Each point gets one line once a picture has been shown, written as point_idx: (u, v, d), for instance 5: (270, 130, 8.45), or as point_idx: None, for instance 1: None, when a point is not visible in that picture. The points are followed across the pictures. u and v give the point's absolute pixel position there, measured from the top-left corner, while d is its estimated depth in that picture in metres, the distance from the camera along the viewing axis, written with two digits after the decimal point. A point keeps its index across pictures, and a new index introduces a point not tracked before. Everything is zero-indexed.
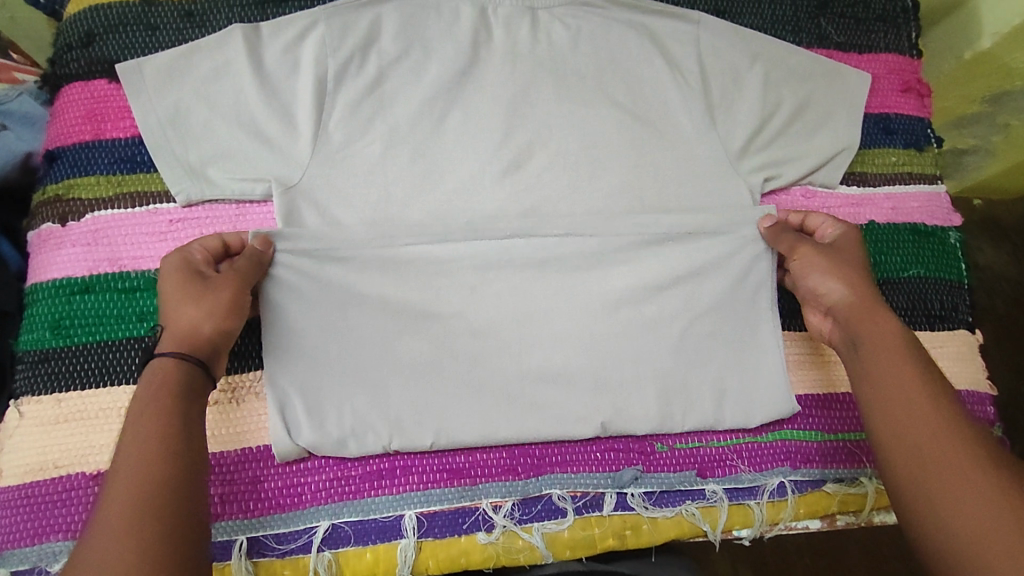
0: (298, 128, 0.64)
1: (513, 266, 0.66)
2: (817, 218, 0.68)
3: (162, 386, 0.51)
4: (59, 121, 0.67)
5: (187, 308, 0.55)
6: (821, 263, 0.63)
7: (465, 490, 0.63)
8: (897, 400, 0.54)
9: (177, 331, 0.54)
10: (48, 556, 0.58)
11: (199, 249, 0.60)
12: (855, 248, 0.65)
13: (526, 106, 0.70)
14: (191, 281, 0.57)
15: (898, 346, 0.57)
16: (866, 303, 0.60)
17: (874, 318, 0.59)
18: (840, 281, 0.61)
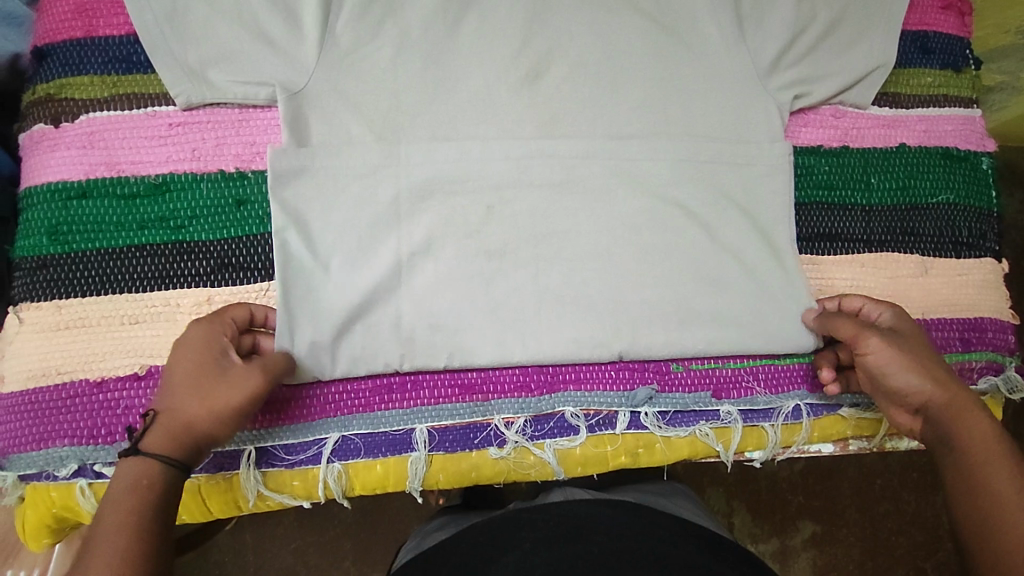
0: (303, 30, 0.60)
1: (529, 189, 0.64)
2: (855, 301, 0.63)
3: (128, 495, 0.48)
4: (47, 16, 0.62)
5: (192, 404, 0.51)
6: (899, 357, 0.56)
7: (477, 406, 0.62)
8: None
9: (175, 422, 0.51)
10: (54, 462, 0.57)
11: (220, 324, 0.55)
12: (928, 341, 0.60)
13: (546, 13, 0.66)
14: (211, 367, 0.52)
15: (1001, 451, 0.53)
16: (955, 394, 0.56)
17: (967, 414, 0.55)
18: (926, 378, 0.56)
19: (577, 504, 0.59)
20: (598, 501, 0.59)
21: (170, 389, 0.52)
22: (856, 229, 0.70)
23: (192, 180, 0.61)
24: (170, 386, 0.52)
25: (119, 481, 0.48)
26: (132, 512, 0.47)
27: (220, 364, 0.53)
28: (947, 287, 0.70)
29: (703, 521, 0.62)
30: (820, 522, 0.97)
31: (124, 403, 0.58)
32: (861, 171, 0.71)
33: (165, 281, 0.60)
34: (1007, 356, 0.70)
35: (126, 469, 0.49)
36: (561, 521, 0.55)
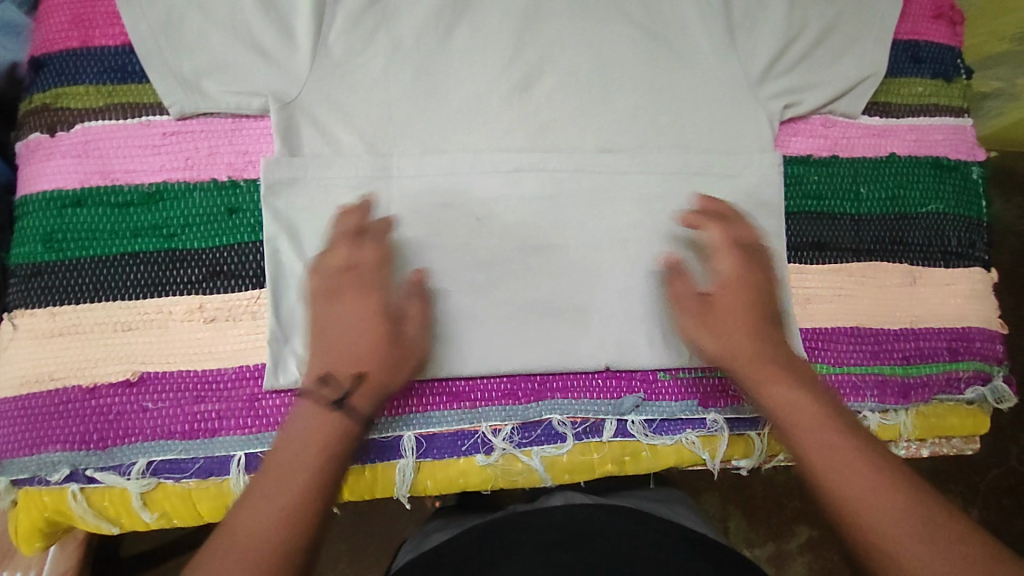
0: (296, 41, 0.61)
1: (520, 198, 0.64)
2: (714, 234, 0.62)
3: (328, 439, 0.53)
4: (45, 26, 0.63)
5: (384, 369, 0.56)
6: (703, 330, 0.59)
7: (464, 413, 0.63)
8: (847, 479, 0.50)
9: (378, 385, 0.56)
10: (47, 466, 0.58)
11: (381, 270, 0.58)
12: (756, 286, 0.60)
13: (538, 22, 0.66)
14: (393, 332, 0.57)
15: (812, 412, 0.54)
16: (758, 359, 0.57)
17: (768, 379, 0.57)
18: (722, 349, 0.58)
19: (576, 509, 0.60)
20: (597, 508, 0.60)
21: (361, 345, 0.56)
22: (845, 237, 0.70)
23: (184, 188, 0.62)
24: (362, 343, 0.56)
25: (316, 422, 0.53)
26: (324, 453, 0.52)
27: (394, 332, 0.57)
28: (936, 297, 0.70)
29: (700, 527, 0.62)
30: (816, 527, 0.98)
31: (116, 408, 0.59)
32: (851, 181, 0.71)
33: (158, 289, 0.61)
34: (996, 366, 0.70)
35: (324, 415, 0.53)
36: (561, 527, 0.56)
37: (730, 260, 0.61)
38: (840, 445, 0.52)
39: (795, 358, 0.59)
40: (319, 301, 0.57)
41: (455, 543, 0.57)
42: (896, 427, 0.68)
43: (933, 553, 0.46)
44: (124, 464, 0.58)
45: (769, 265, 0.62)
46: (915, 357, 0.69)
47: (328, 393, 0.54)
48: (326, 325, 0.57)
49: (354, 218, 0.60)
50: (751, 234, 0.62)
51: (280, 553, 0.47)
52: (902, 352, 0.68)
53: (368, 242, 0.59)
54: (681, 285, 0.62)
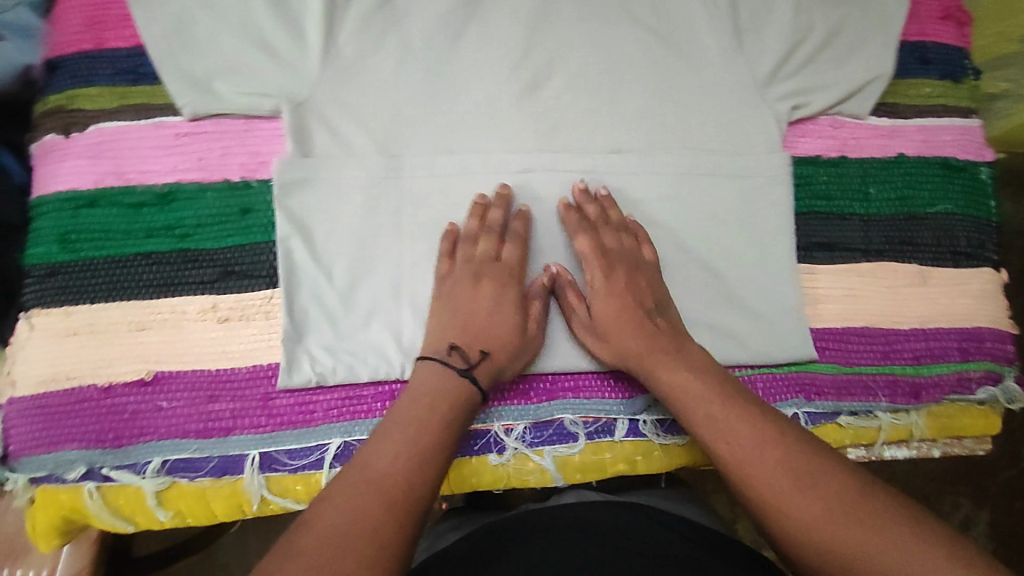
0: (307, 42, 0.62)
1: (531, 199, 0.65)
2: (582, 240, 0.62)
3: (453, 405, 0.54)
4: (59, 29, 0.64)
5: (512, 354, 0.59)
6: (594, 333, 0.61)
7: (479, 411, 0.62)
8: (734, 444, 0.52)
9: (499, 367, 0.58)
10: (62, 466, 0.58)
11: (516, 269, 0.62)
12: (628, 287, 0.61)
13: (548, 24, 0.67)
14: (520, 322, 0.60)
15: (706, 389, 0.55)
16: (647, 349, 0.59)
17: (659, 367, 0.58)
18: (607, 349, 0.60)
19: (589, 507, 0.60)
20: (611, 504, 0.60)
21: (493, 327, 0.59)
22: (854, 238, 0.70)
23: (198, 189, 0.63)
24: (495, 324, 0.59)
25: (441, 384, 0.55)
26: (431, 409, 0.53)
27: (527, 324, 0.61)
28: (945, 297, 0.70)
29: (707, 522, 0.63)
30: None
31: (130, 408, 0.59)
32: (860, 181, 0.71)
33: (172, 289, 0.61)
34: (1006, 366, 0.70)
35: (449, 380, 0.55)
36: (577, 526, 0.56)
37: (597, 269, 0.62)
38: (724, 413, 0.54)
39: (682, 339, 0.60)
40: (462, 281, 0.61)
41: (470, 541, 0.57)
42: (908, 426, 0.68)
43: (811, 500, 0.47)
44: (139, 464, 0.59)
45: (653, 260, 0.63)
46: (926, 357, 0.69)
47: (455, 361, 0.57)
48: (458, 302, 0.60)
49: (500, 212, 0.62)
50: (611, 233, 0.63)
51: (399, 497, 0.47)
52: (912, 353, 0.69)
53: (513, 240, 0.62)
54: (576, 297, 0.62)
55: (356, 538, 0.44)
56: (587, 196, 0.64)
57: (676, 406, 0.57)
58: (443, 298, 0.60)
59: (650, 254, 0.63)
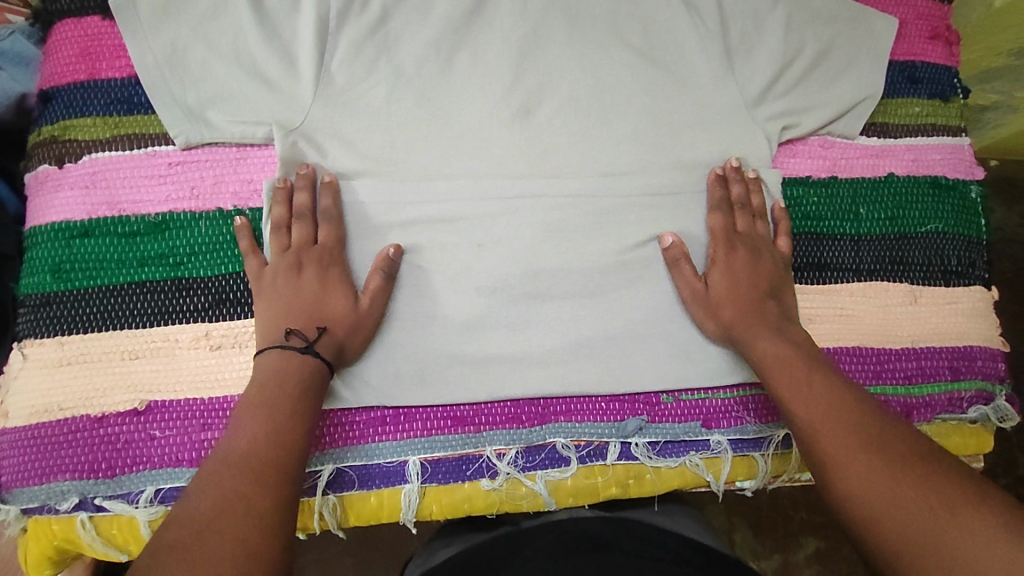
0: (299, 71, 0.62)
1: (521, 222, 0.65)
2: (716, 216, 0.66)
3: (303, 384, 0.55)
4: (53, 60, 0.65)
5: (339, 329, 0.59)
6: (704, 300, 0.64)
7: (469, 437, 0.63)
8: (817, 415, 0.55)
9: (340, 340, 0.59)
10: (56, 496, 0.58)
11: (336, 249, 0.61)
12: (747, 265, 0.65)
13: (537, 48, 0.67)
14: (352, 299, 0.60)
15: (796, 359, 0.59)
16: (749, 321, 0.62)
17: (756, 335, 0.62)
18: (719, 317, 0.63)
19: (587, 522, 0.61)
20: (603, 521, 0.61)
21: (326, 308, 0.59)
22: (845, 258, 0.70)
23: (190, 217, 0.63)
24: (326, 303, 0.59)
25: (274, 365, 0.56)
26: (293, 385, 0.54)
27: (348, 297, 0.60)
28: (937, 316, 0.71)
29: (706, 538, 0.63)
30: (823, 537, 0.97)
31: (124, 437, 0.59)
32: (850, 202, 0.71)
33: (164, 317, 0.61)
34: (997, 385, 0.71)
35: (287, 364, 0.55)
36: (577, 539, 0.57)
37: (720, 245, 0.65)
38: (811, 387, 0.57)
39: (786, 319, 0.63)
40: (283, 273, 0.60)
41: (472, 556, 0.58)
42: None
43: (871, 464, 0.50)
44: (132, 493, 0.59)
45: (784, 252, 0.67)
46: (917, 377, 0.69)
47: (295, 343, 0.57)
48: (287, 294, 0.59)
49: (305, 195, 0.61)
50: (744, 217, 0.66)
51: (269, 477, 0.49)
52: (904, 372, 0.69)
53: (326, 220, 0.61)
54: (691, 269, 0.64)
55: (230, 519, 0.45)
56: (737, 174, 0.67)
57: (766, 374, 0.60)
58: (268, 294, 0.60)
59: (780, 245, 0.67)
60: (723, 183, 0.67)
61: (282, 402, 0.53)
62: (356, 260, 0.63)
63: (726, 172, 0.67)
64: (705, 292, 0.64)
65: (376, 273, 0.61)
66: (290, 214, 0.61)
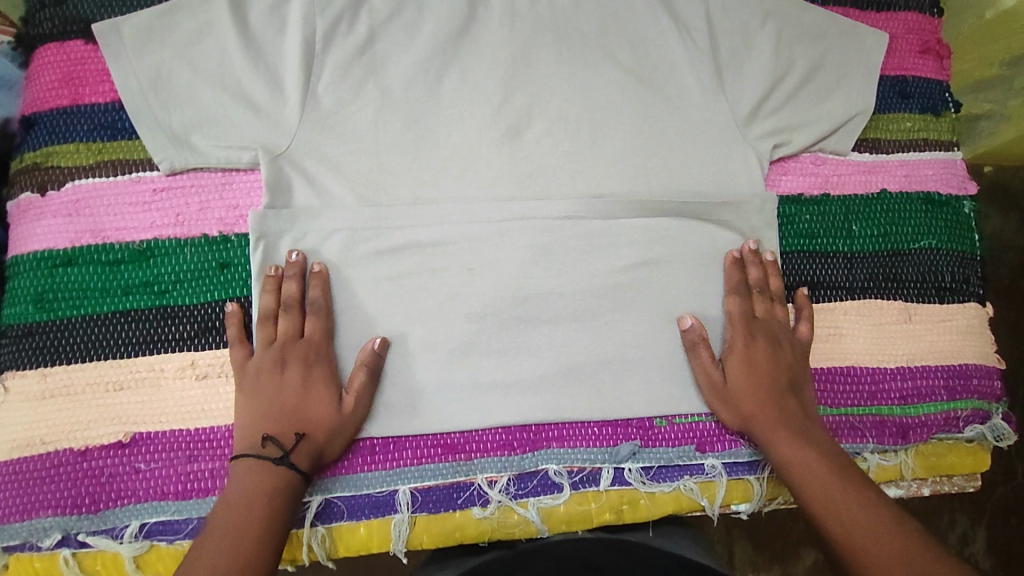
0: (285, 95, 0.61)
1: (510, 246, 0.64)
2: (733, 300, 0.65)
3: (276, 498, 0.54)
4: (35, 85, 0.64)
5: (318, 434, 0.58)
6: (723, 391, 0.63)
7: (460, 465, 0.62)
8: (853, 529, 0.53)
9: (318, 446, 0.58)
10: (38, 532, 0.57)
11: (322, 344, 0.60)
12: (769, 355, 0.63)
13: (526, 69, 0.66)
14: (336, 398, 0.59)
15: (822, 464, 0.58)
16: (771, 420, 0.61)
17: (780, 436, 0.60)
18: (740, 411, 0.62)
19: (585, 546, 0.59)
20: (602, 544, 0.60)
21: (307, 408, 0.58)
22: (839, 276, 0.70)
23: (175, 245, 0.62)
24: (308, 401, 0.58)
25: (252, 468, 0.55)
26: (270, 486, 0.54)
27: (332, 399, 0.59)
28: (932, 334, 0.70)
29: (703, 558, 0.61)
30: (821, 548, 0.96)
31: (109, 471, 0.59)
32: (843, 219, 0.71)
33: (150, 347, 0.60)
34: (994, 403, 0.70)
35: (267, 475, 0.55)
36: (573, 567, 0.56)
37: (740, 332, 0.64)
38: (842, 498, 0.55)
39: (808, 419, 0.62)
40: (266, 367, 0.59)
41: None
42: (895, 466, 0.68)
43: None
44: (117, 527, 0.58)
45: (805, 339, 0.66)
46: (912, 397, 0.68)
47: (270, 452, 0.56)
48: (268, 392, 0.58)
49: (294, 284, 0.60)
50: (763, 301, 0.66)
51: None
52: (899, 392, 0.68)
53: (314, 312, 0.60)
54: (710, 355, 0.63)
55: None
56: (754, 258, 0.66)
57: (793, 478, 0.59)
58: (247, 390, 0.58)
59: (802, 331, 0.66)
60: (740, 268, 0.66)
61: (256, 524, 0.52)
62: (343, 349, 0.61)
63: (743, 254, 0.66)
64: (723, 379, 0.63)
65: (360, 369, 0.60)
66: (278, 303, 0.60)
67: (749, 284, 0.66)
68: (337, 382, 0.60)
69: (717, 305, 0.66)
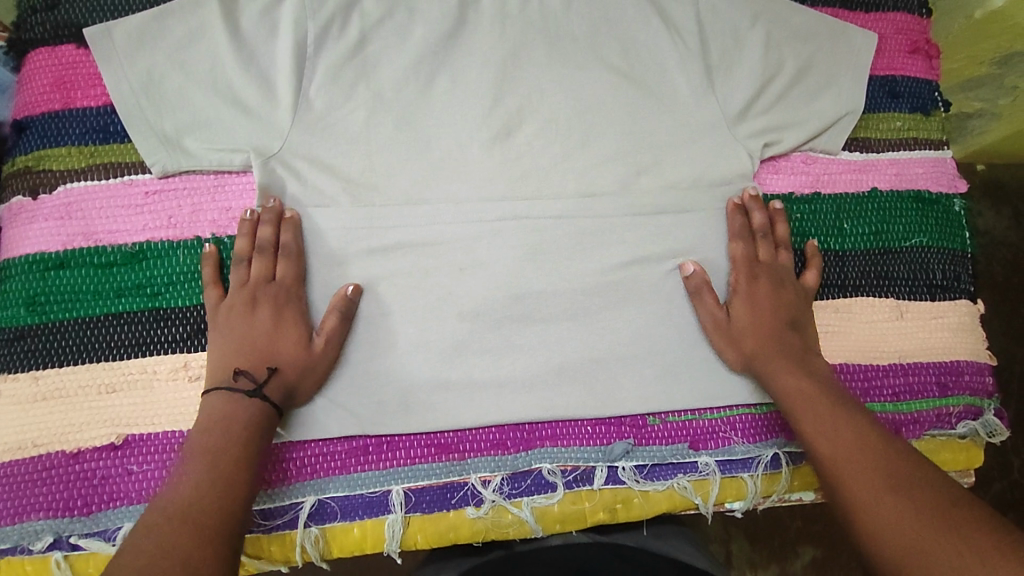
0: (276, 97, 0.62)
1: (503, 245, 0.64)
2: (738, 246, 0.66)
3: (252, 424, 0.54)
4: (27, 89, 0.64)
5: (286, 372, 0.58)
6: (725, 325, 0.64)
7: (453, 465, 0.62)
8: (840, 453, 0.54)
9: (290, 382, 0.58)
10: (29, 535, 0.57)
11: (293, 288, 0.61)
12: (772, 293, 0.65)
13: (516, 70, 0.67)
14: (306, 339, 0.59)
15: (817, 395, 0.59)
16: (772, 354, 0.62)
17: (779, 371, 0.61)
18: (743, 345, 0.63)
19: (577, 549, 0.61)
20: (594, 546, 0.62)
21: (277, 347, 0.58)
22: (830, 274, 0.70)
23: (168, 246, 0.62)
24: (279, 342, 0.59)
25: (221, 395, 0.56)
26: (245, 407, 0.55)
27: (303, 337, 0.59)
28: (924, 331, 0.70)
29: (701, 561, 0.60)
30: (820, 546, 0.96)
31: (101, 472, 0.58)
32: (834, 218, 0.71)
33: (142, 348, 0.60)
34: (986, 399, 0.70)
35: (240, 406, 0.55)
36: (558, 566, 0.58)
37: (742, 275, 0.65)
38: (833, 425, 0.56)
39: (809, 352, 0.63)
40: (236, 310, 0.59)
41: None
42: None
43: (896, 502, 0.49)
44: (108, 530, 0.58)
45: (813, 285, 0.67)
46: (905, 394, 0.68)
47: (243, 385, 0.56)
48: (240, 332, 0.58)
49: (268, 229, 0.60)
50: (767, 244, 0.66)
51: (213, 504, 0.49)
52: (892, 389, 0.68)
53: (286, 255, 0.60)
54: (713, 299, 0.64)
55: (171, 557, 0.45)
56: (756, 203, 0.67)
57: (790, 408, 0.59)
58: (223, 328, 0.59)
59: (808, 279, 0.67)
60: (742, 213, 0.67)
61: (234, 443, 0.53)
62: (315, 297, 0.62)
63: (743, 200, 0.67)
64: (727, 317, 0.64)
65: (332, 314, 0.60)
66: (253, 247, 0.61)
67: (753, 228, 0.67)
68: (308, 324, 0.60)
69: (717, 275, 0.67)
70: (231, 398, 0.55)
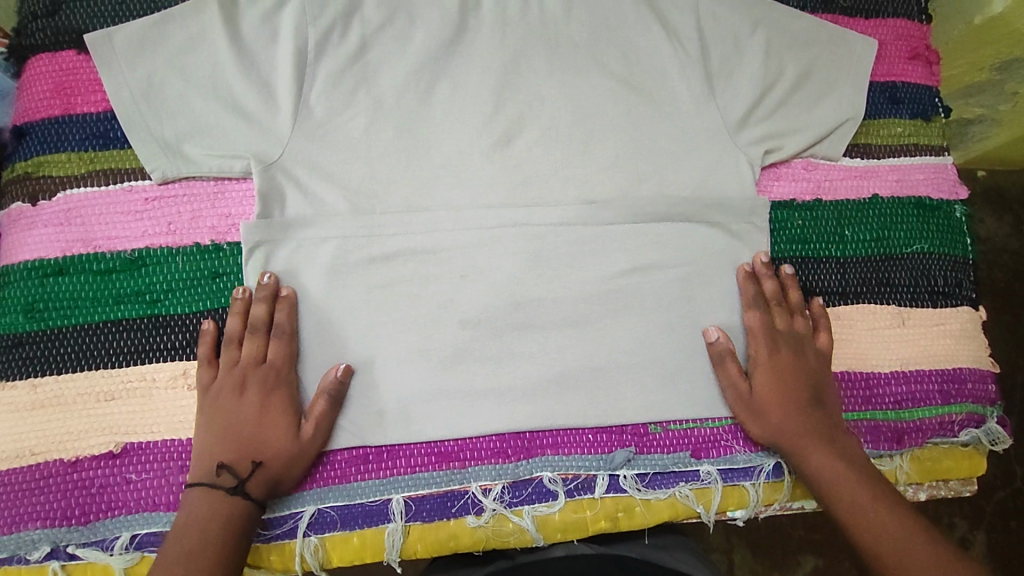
0: (276, 103, 0.61)
1: (504, 253, 0.64)
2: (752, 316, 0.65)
3: (230, 526, 0.54)
4: (27, 95, 0.64)
5: (272, 463, 0.57)
6: (752, 402, 0.63)
7: (454, 473, 0.62)
8: (883, 537, 0.55)
9: (275, 472, 0.57)
10: (27, 545, 0.57)
11: (282, 368, 0.60)
12: (792, 368, 0.64)
13: (517, 77, 0.67)
14: (295, 427, 0.58)
15: (853, 476, 0.59)
16: (804, 433, 0.62)
17: (811, 449, 0.61)
18: (770, 423, 0.63)
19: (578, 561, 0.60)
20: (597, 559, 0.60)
21: (261, 438, 0.57)
22: (831, 281, 0.70)
23: (167, 253, 0.62)
24: (264, 429, 0.58)
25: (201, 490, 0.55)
26: (223, 505, 0.55)
27: (291, 426, 0.58)
28: (926, 338, 0.70)
29: (702, 573, 0.59)
30: (822, 554, 0.96)
31: (100, 481, 0.58)
32: (835, 225, 0.71)
33: (141, 356, 0.60)
34: (988, 407, 0.70)
35: (222, 505, 0.55)
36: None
37: (762, 344, 0.64)
38: (870, 506, 0.57)
39: (837, 428, 0.63)
40: (225, 394, 0.59)
41: None
42: (892, 472, 0.68)
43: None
44: (107, 540, 0.57)
45: (826, 347, 0.66)
46: (907, 402, 0.68)
47: (225, 479, 0.56)
48: (225, 416, 0.58)
49: (262, 307, 0.60)
50: (781, 312, 0.66)
51: None
52: (893, 397, 0.68)
53: (279, 335, 0.60)
54: (735, 368, 0.64)
55: None
56: (767, 269, 0.66)
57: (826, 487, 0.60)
58: (209, 410, 0.58)
59: (822, 342, 0.66)
60: (754, 280, 0.66)
61: (211, 546, 0.53)
62: (304, 375, 0.61)
63: (755, 267, 0.67)
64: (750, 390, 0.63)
65: (321, 398, 0.59)
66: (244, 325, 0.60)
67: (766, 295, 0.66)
68: (297, 411, 0.59)
69: (718, 283, 0.67)
70: (212, 495, 0.55)
